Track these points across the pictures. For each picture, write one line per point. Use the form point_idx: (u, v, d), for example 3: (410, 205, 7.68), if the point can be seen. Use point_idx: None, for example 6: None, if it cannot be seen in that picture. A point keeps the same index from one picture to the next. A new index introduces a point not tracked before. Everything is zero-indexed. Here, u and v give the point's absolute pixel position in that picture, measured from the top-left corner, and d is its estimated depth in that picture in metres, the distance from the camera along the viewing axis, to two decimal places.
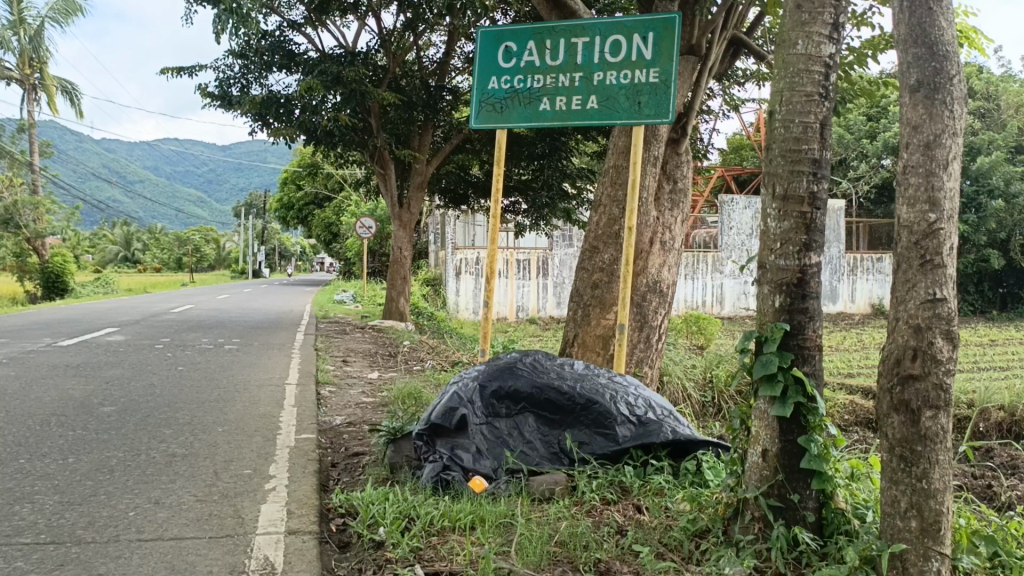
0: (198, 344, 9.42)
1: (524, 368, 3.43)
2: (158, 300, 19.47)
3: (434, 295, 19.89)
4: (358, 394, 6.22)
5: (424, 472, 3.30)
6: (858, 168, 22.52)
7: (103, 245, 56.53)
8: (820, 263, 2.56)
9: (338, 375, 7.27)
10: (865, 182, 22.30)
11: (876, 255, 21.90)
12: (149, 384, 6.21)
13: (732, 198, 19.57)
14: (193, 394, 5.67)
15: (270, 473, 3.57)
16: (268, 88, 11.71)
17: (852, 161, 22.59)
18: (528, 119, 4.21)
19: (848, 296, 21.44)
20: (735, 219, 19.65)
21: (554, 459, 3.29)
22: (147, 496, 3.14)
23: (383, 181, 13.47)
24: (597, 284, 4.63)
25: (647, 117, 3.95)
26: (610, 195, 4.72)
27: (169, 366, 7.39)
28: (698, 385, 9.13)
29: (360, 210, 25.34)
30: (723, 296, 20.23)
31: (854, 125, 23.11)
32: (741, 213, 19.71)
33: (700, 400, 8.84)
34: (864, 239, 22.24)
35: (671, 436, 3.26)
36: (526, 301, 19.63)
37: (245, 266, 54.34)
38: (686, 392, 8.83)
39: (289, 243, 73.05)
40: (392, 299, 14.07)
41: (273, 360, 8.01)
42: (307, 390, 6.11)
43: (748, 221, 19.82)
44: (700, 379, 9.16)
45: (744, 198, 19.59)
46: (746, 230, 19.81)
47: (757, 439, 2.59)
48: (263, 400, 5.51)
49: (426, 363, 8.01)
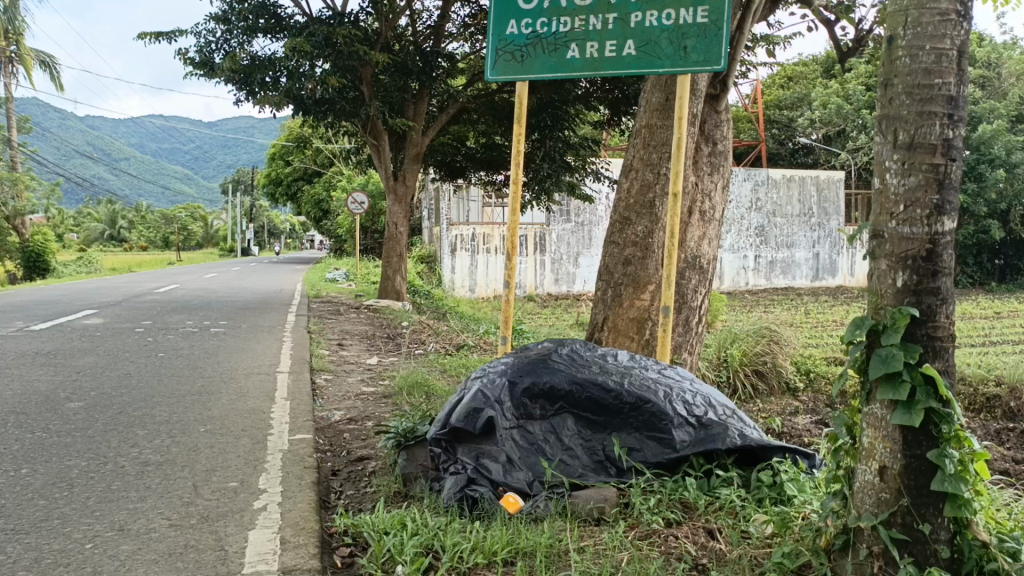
0: (182, 327, 8.87)
1: (560, 361, 2.93)
2: (143, 279, 18.87)
3: (429, 273, 19.34)
4: (357, 383, 5.71)
5: (444, 487, 2.79)
6: (858, 139, 22.03)
7: (88, 223, 55.61)
8: (955, 231, 2.00)
9: (333, 361, 6.76)
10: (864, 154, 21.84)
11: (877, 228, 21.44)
12: (125, 373, 5.68)
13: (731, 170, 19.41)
14: (175, 385, 5.16)
15: (260, 486, 3.08)
16: (251, 52, 11.04)
17: (851, 132, 21.87)
18: (554, 70, 3.65)
19: (847, 269, 21.28)
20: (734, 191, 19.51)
21: (599, 470, 2.77)
22: (110, 522, 2.71)
23: (376, 153, 12.84)
24: (630, 260, 4.09)
25: (694, 64, 3.38)
26: (642, 158, 4.16)
27: (151, 352, 6.86)
28: (711, 364, 8.63)
29: (351, 186, 24.69)
30: (723, 271, 19.74)
31: (853, 96, 22.23)
32: (739, 186, 19.56)
33: (715, 379, 8.39)
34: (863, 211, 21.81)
35: (738, 442, 2.72)
36: (524, 278, 19.12)
37: (234, 243, 53.59)
38: (700, 371, 8.36)
39: (278, 221, 72.23)
40: (387, 277, 13.46)
41: (263, 344, 7.48)
42: (301, 379, 5.59)
43: (747, 194, 19.61)
44: (714, 358, 8.67)
45: (743, 170, 19.50)
46: (745, 203, 19.57)
47: (872, 453, 2.04)
48: (253, 392, 4.99)
49: (428, 347, 7.50)
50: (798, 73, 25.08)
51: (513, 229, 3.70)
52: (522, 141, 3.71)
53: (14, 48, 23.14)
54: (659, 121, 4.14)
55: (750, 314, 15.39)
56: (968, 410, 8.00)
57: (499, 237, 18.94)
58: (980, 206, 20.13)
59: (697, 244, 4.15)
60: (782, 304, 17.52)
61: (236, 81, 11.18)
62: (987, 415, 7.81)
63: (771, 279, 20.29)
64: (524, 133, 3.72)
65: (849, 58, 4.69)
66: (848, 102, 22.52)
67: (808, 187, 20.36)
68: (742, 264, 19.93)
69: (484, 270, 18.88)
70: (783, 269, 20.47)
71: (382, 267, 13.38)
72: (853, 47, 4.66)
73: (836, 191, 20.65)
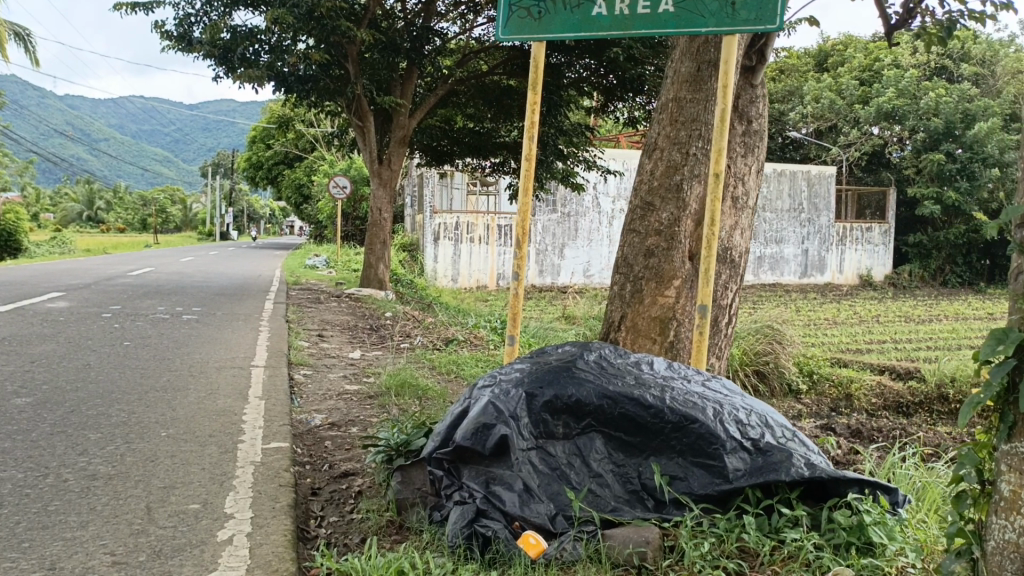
0: (152, 313, 8.30)
1: (587, 368, 2.44)
2: (115, 261, 18.19)
3: (411, 261, 18.77)
4: (339, 380, 5.20)
5: (447, 520, 2.32)
6: (849, 134, 21.64)
7: (63, 203, 54.40)
8: None
9: (312, 354, 6.23)
10: (856, 150, 21.45)
11: (865, 225, 21.18)
12: (83, 364, 5.13)
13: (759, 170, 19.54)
14: (137, 380, 4.61)
15: (226, 511, 2.57)
16: (230, 25, 10.45)
17: (843, 127, 21.47)
18: (576, 29, 3.16)
19: (835, 267, 20.89)
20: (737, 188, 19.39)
21: (633, 503, 2.30)
22: (39, 558, 2.20)
23: (361, 135, 12.26)
24: (652, 251, 3.62)
25: (744, 23, 2.91)
26: (669, 136, 3.69)
27: (115, 340, 6.30)
28: None
29: (333, 170, 24.02)
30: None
31: (846, 90, 21.79)
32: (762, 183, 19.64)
33: None
34: (852, 208, 21.51)
35: (805, 473, 2.23)
36: (508, 269, 18.69)
37: (213, 227, 52.68)
38: None
39: (258, 205, 71.11)
40: (370, 265, 12.88)
41: (237, 334, 6.93)
42: (277, 374, 5.07)
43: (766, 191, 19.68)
44: None
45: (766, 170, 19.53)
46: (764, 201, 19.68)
47: (1016, 505, 1.59)
48: (224, 389, 4.47)
49: (415, 341, 6.98)
50: (789, 65, 24.53)
51: (525, 212, 3.22)
52: (538, 111, 3.23)
53: None
54: (688, 95, 3.67)
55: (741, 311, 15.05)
56: None
57: (484, 226, 18.40)
58: (971, 204, 20.04)
59: (728, 234, 3.70)
60: (772, 300, 17.19)
61: (216, 55, 10.59)
62: None
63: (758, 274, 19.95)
64: (540, 102, 3.23)
65: (894, 33, 4.26)
66: (841, 96, 22.08)
67: (799, 181, 20.00)
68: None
69: (468, 260, 18.28)
70: (771, 265, 20.07)
71: (365, 254, 12.81)
72: (900, 21, 4.22)
73: (825, 185, 20.38)
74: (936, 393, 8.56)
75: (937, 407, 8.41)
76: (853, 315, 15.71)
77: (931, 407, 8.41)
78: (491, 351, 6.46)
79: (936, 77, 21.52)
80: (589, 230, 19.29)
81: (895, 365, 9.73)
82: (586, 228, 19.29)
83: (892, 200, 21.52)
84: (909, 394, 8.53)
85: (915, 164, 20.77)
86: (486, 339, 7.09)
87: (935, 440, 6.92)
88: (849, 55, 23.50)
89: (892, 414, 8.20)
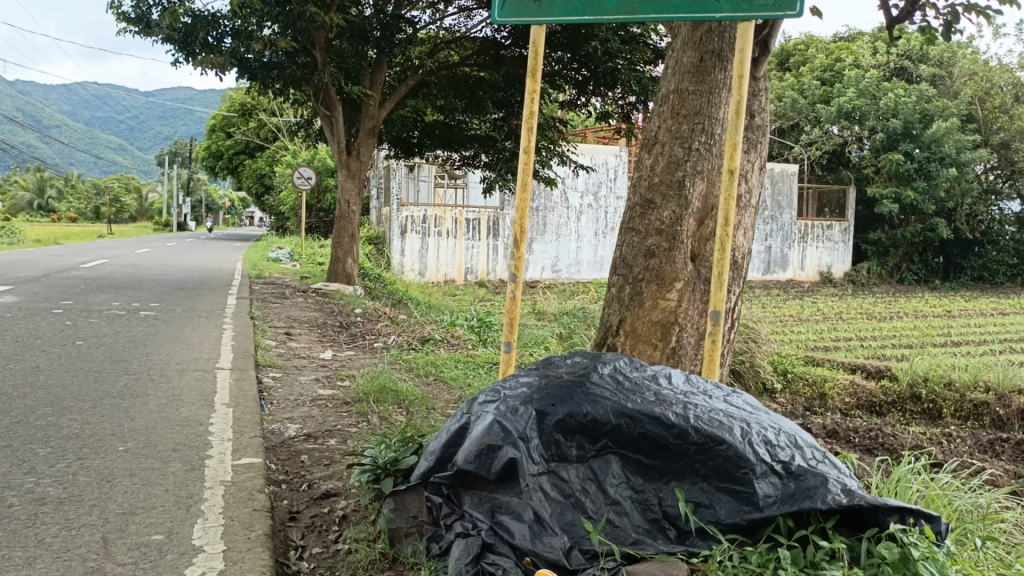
0: (107, 309, 7.88)
1: (601, 384, 2.22)
2: (68, 252, 17.55)
3: (377, 254, 18.41)
4: (310, 384, 4.91)
5: (451, 555, 2.10)
6: (811, 133, 21.74)
7: (12, 191, 52.70)
8: None
9: (281, 355, 5.92)
10: (816, 148, 21.40)
11: (827, 222, 21.35)
12: (32, 367, 4.76)
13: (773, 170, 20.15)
14: (92, 385, 4.28)
15: (195, 543, 2.30)
16: (191, 9, 10.01)
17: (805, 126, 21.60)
18: (580, 11, 2.93)
19: (798, 264, 21.03)
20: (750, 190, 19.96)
21: (653, 534, 2.09)
22: None
23: (328, 125, 11.89)
24: (652, 251, 3.41)
25: (764, 9, 2.69)
26: (670, 130, 3.48)
27: (67, 339, 5.92)
28: None
29: (295, 161, 23.49)
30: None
31: (808, 89, 21.94)
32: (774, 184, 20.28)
33: None
34: (815, 205, 21.64)
35: (844, 501, 2.01)
36: (475, 263, 18.43)
37: (169, 218, 51.55)
38: None
39: (216, 195, 69.63)
40: (338, 259, 12.52)
41: (199, 332, 6.58)
42: (245, 378, 4.77)
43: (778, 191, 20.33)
44: None
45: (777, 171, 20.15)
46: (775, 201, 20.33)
47: None
48: (187, 395, 4.15)
49: (388, 341, 6.71)
50: None
51: (523, 208, 3.00)
52: (537, 100, 3.00)
53: None
54: (691, 86, 3.45)
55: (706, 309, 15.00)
56: (955, 417, 7.94)
57: (451, 220, 18.11)
58: (929, 203, 20.25)
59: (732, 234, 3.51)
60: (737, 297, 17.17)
61: (176, 39, 10.16)
62: (975, 422, 7.81)
63: None
64: (539, 90, 3.01)
65: (895, 25, 4.09)
66: (803, 95, 22.23)
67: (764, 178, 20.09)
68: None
69: (435, 254, 17.98)
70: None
71: (332, 248, 12.43)
72: (902, 13, 4.06)
73: (789, 182, 20.51)
74: (908, 394, 8.25)
75: (910, 407, 8.13)
76: (817, 311, 15.75)
77: (903, 408, 8.14)
78: (469, 352, 6.22)
79: (896, 77, 21.69)
80: (557, 225, 19.14)
81: (866, 364, 9.67)
82: (554, 223, 19.13)
83: (852, 198, 21.69)
84: (881, 394, 8.28)
85: (873, 163, 20.71)
86: (462, 338, 6.84)
87: (909, 441, 6.81)
88: (811, 54, 23.60)
89: (865, 414, 8.04)
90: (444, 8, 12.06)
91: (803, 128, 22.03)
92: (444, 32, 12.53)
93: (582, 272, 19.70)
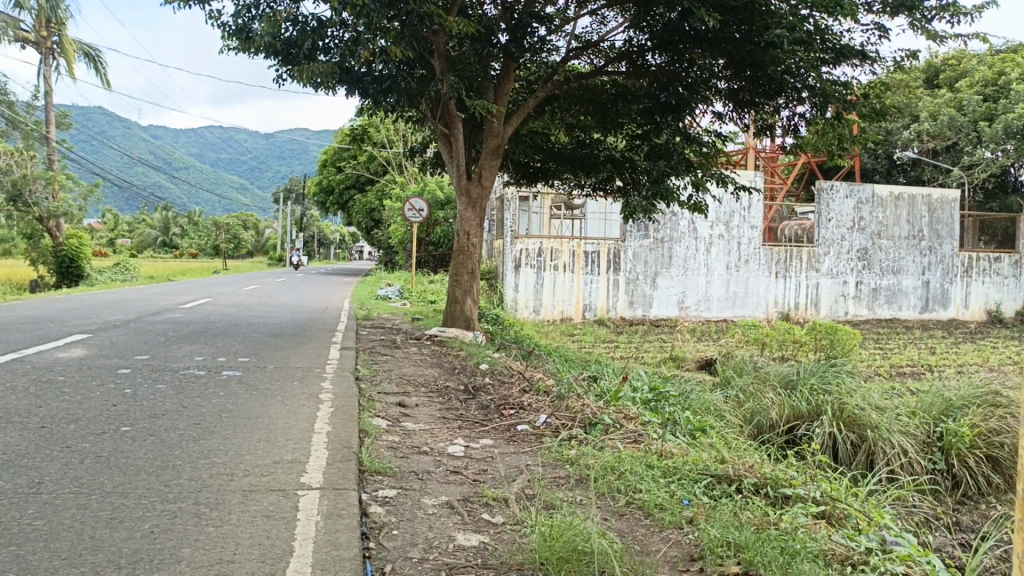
0: (185, 366, 6.41)
1: None
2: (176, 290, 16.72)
3: (489, 291, 16.83)
4: (445, 518, 3.06)
5: None
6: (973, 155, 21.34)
7: (142, 229, 54.97)
8: None
9: (393, 450, 4.11)
10: (980, 170, 21.17)
11: (996, 255, 20.19)
12: (31, 484, 3.13)
13: (831, 185, 18.09)
14: (92, 537, 2.58)
15: None
16: (295, 16, 8.63)
17: (967, 146, 21.49)
18: None
19: (960, 301, 19.79)
20: (835, 209, 18.21)
21: None
22: None
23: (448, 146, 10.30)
24: None
25: None
26: None
27: (118, 418, 4.35)
28: (916, 444, 6.23)
29: (406, 193, 22.27)
30: (819, 297, 18.45)
31: (967, 106, 21.50)
32: (841, 203, 18.28)
33: (925, 468, 5.94)
34: (972, 234, 20.20)
35: None
36: (594, 300, 16.55)
37: (283, 252, 52.39)
38: (907, 457, 5.95)
39: (326, 230, 71.06)
40: (456, 300, 10.72)
41: (287, 408, 4.90)
42: (342, 509, 2.97)
43: (849, 212, 18.31)
44: (919, 438, 6.26)
45: (846, 186, 18.22)
46: (848, 222, 18.29)
47: None
48: (242, 567, 2.40)
49: (535, 423, 4.82)
50: (898, 82, 22.28)
51: None
52: None
53: (55, 39, 21.94)
54: None
55: (880, 363, 12.34)
56: None
57: (568, 253, 16.26)
58: None
59: None
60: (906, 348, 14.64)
61: (281, 49, 8.88)
62: None
63: (874, 308, 18.89)
64: None
65: None
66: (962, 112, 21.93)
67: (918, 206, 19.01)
68: (841, 289, 18.62)
69: (551, 289, 16.23)
70: (888, 298, 19.00)
71: (449, 287, 10.62)
72: None
73: (949, 210, 19.32)
74: None
75: None
76: (1008, 360, 13.10)
77: None
78: (657, 447, 4.25)
79: None
80: (684, 258, 17.00)
81: None
82: (681, 255, 17.00)
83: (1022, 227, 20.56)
84: None
85: None
86: (640, 421, 4.86)
87: None
88: (971, 67, 23.10)
89: None
90: (577, 10, 10.39)
91: (965, 147, 21.66)
92: (576, 40, 10.89)
93: (712, 310, 17.47)
